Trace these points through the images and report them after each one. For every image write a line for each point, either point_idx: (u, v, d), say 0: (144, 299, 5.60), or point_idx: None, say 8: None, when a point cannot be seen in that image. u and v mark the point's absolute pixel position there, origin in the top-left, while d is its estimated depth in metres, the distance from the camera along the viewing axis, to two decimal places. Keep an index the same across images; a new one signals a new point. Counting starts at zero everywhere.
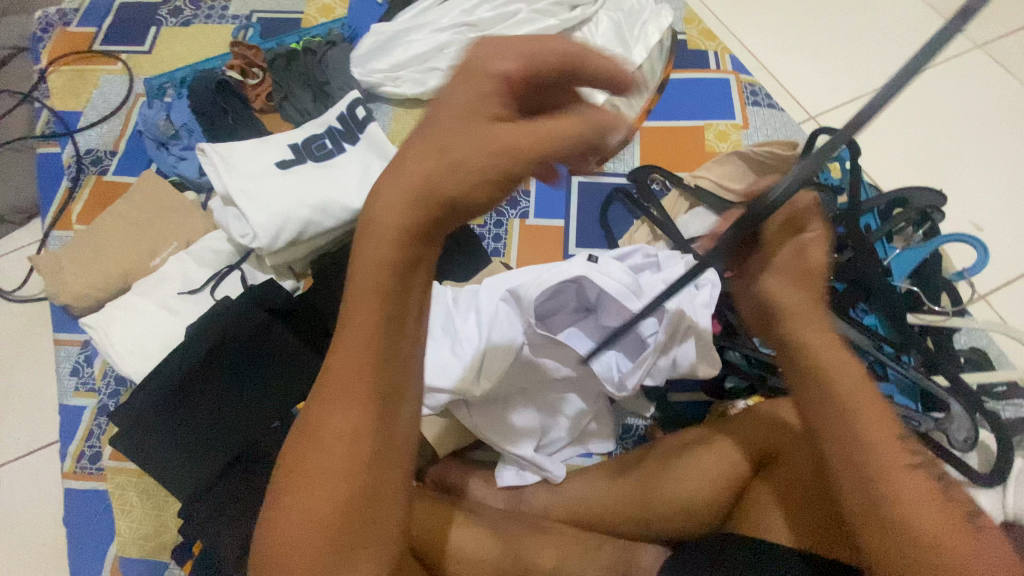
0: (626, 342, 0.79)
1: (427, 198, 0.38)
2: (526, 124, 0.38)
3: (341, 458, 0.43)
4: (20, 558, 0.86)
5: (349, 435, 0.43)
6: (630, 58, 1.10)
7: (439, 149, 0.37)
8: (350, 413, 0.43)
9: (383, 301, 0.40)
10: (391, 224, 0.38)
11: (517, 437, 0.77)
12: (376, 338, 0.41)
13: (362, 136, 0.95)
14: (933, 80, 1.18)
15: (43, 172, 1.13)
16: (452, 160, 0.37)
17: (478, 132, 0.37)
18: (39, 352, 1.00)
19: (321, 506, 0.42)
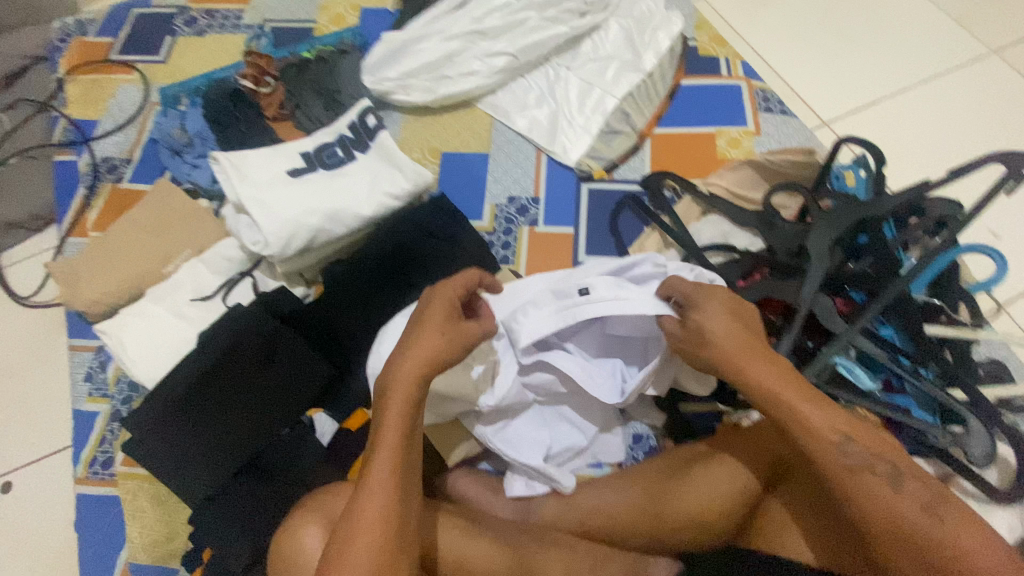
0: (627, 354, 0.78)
1: (434, 359, 0.60)
2: (441, 318, 0.62)
3: (383, 506, 0.54)
4: (34, 563, 0.87)
5: (386, 492, 0.55)
6: (641, 65, 1.10)
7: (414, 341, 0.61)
8: (391, 465, 0.56)
9: (411, 398, 0.59)
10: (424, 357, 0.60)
11: (523, 446, 0.77)
12: (410, 419, 0.59)
13: (372, 144, 0.96)
14: (948, 85, 1.17)
15: (59, 180, 1.15)
16: (430, 350, 0.60)
17: (433, 334, 0.61)
18: (55, 357, 1.01)
19: (373, 548, 0.52)
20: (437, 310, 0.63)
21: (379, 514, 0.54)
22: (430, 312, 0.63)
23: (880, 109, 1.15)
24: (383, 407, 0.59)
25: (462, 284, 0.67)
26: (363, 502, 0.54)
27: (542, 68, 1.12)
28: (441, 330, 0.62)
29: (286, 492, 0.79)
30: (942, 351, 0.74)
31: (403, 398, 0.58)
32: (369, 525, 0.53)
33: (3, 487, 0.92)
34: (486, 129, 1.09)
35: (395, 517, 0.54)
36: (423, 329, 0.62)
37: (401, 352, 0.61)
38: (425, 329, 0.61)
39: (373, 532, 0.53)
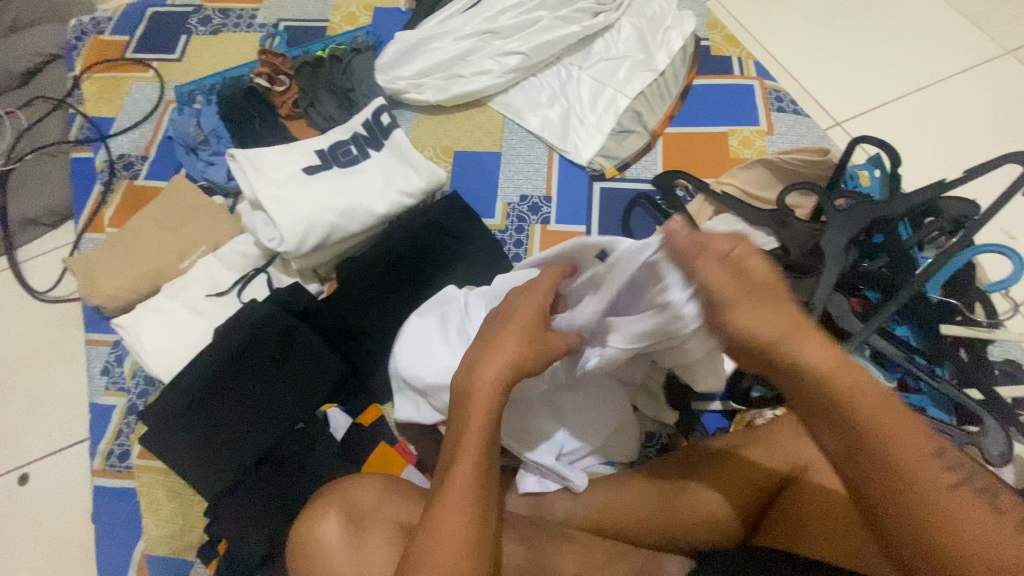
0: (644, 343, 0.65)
1: (519, 368, 0.57)
2: (524, 326, 0.59)
3: (467, 515, 0.52)
4: (51, 553, 0.88)
5: (467, 501, 0.53)
6: (653, 64, 1.10)
7: (495, 348, 0.58)
8: (473, 473, 0.55)
9: (489, 406, 0.56)
10: (508, 361, 0.57)
11: (539, 443, 0.77)
12: (490, 427, 0.56)
13: (386, 143, 0.96)
14: (962, 86, 1.16)
15: (77, 177, 1.16)
16: (513, 356, 0.57)
17: (516, 340, 0.58)
18: (71, 350, 1.03)
19: (458, 558, 0.50)
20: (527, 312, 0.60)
21: (464, 521, 0.52)
22: (511, 318, 0.60)
23: (894, 109, 1.15)
24: (464, 416, 0.57)
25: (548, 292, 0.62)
26: (443, 512, 0.52)
27: (554, 68, 1.12)
28: (522, 333, 0.58)
29: (300, 486, 0.80)
30: (956, 350, 0.74)
31: (485, 405, 0.56)
32: (452, 534, 0.51)
33: (21, 478, 0.94)
34: (499, 128, 1.09)
35: (476, 523, 0.53)
36: (505, 334, 0.58)
37: (481, 356, 0.58)
38: (503, 333, 0.59)
39: (458, 540, 0.51)
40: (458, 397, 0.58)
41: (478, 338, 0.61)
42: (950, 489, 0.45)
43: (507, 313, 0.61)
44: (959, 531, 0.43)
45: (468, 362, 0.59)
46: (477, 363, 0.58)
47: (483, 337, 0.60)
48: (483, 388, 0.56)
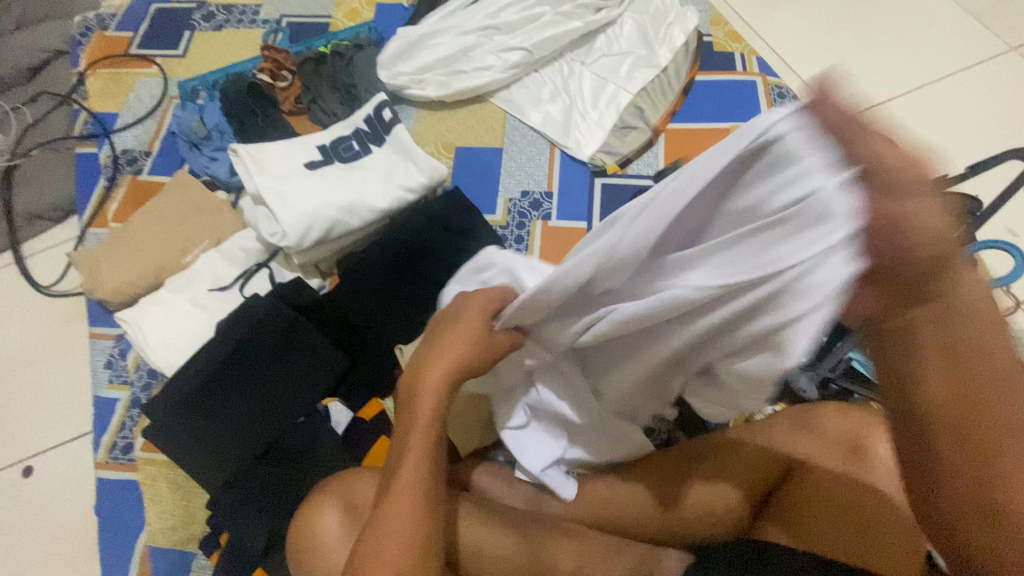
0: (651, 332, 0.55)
1: (461, 366, 0.56)
2: (466, 329, 0.57)
3: (413, 511, 0.53)
4: (56, 544, 0.89)
5: (414, 496, 0.54)
6: (655, 60, 1.10)
7: (439, 350, 0.57)
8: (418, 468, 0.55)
9: (434, 403, 0.57)
10: (452, 359, 0.56)
11: (529, 450, 0.72)
12: (434, 424, 0.57)
13: (388, 138, 0.96)
14: (967, 82, 1.15)
15: (81, 172, 1.17)
16: (455, 357, 0.56)
17: (459, 342, 0.57)
18: (75, 344, 1.04)
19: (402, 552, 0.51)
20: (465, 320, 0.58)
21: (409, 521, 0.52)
22: (457, 319, 0.59)
23: (897, 106, 1.14)
24: (411, 413, 0.58)
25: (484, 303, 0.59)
26: (389, 507, 0.53)
27: (556, 63, 1.12)
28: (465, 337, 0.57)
29: (301, 479, 0.80)
30: None
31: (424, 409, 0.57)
32: (398, 529, 0.52)
33: (26, 470, 0.95)
34: (500, 124, 1.09)
35: (421, 519, 0.53)
36: (449, 335, 0.58)
37: (429, 355, 0.58)
38: (446, 339, 0.57)
39: (401, 535, 0.52)
40: (406, 393, 0.59)
41: (427, 337, 0.61)
42: None
43: (453, 315, 0.60)
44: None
45: (418, 362, 0.59)
46: (422, 363, 0.59)
47: (430, 337, 0.60)
48: (427, 385, 0.57)
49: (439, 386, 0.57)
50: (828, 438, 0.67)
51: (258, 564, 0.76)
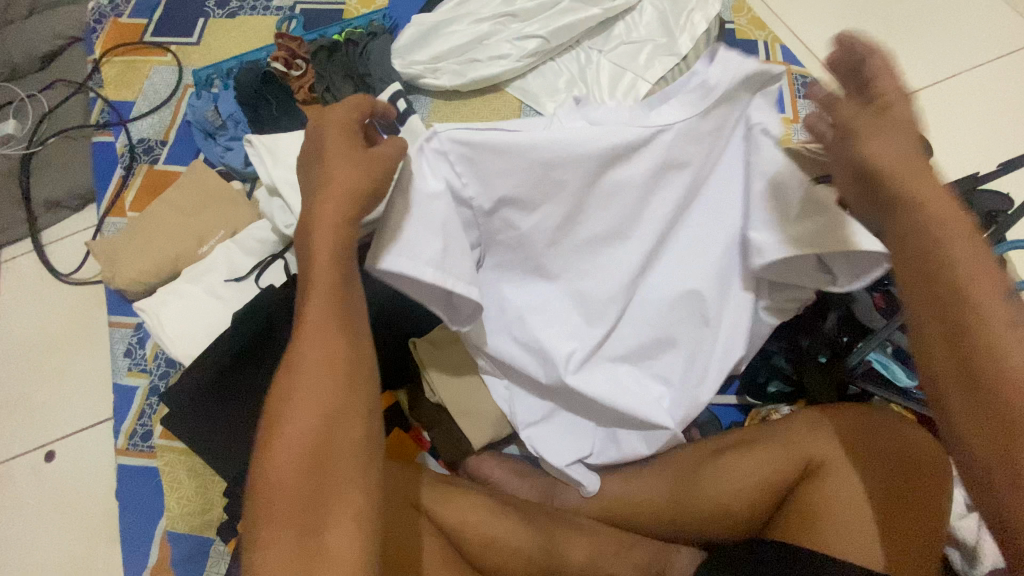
0: (589, 196, 0.66)
1: (349, 208, 0.54)
2: (367, 158, 0.56)
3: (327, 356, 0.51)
4: (79, 526, 0.91)
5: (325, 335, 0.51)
6: (675, 48, 1.07)
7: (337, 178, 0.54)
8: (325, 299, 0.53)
9: (340, 209, 0.54)
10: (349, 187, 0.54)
11: (560, 448, 0.75)
12: (337, 245, 0.54)
13: (402, 128, 0.95)
14: (1001, 71, 1.11)
15: (98, 160, 1.18)
16: (355, 188, 0.54)
17: (356, 167, 0.55)
18: (94, 333, 1.05)
19: (330, 392, 0.50)
20: (333, 153, 0.55)
21: (320, 412, 0.49)
22: (355, 151, 0.56)
23: (925, 97, 1.11)
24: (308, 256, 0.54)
25: (363, 129, 0.59)
26: (307, 350, 0.51)
27: (573, 52, 1.10)
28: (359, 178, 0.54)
29: None
30: None
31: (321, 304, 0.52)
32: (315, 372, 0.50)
33: (48, 455, 0.97)
34: (515, 113, 1.07)
35: (341, 361, 0.51)
36: (343, 155, 0.55)
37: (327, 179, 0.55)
38: (340, 167, 0.55)
39: (323, 380, 0.50)
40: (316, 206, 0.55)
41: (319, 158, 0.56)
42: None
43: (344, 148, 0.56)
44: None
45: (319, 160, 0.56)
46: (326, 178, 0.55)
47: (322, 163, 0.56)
48: (340, 183, 0.54)
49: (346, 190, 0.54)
50: (840, 433, 0.66)
51: None
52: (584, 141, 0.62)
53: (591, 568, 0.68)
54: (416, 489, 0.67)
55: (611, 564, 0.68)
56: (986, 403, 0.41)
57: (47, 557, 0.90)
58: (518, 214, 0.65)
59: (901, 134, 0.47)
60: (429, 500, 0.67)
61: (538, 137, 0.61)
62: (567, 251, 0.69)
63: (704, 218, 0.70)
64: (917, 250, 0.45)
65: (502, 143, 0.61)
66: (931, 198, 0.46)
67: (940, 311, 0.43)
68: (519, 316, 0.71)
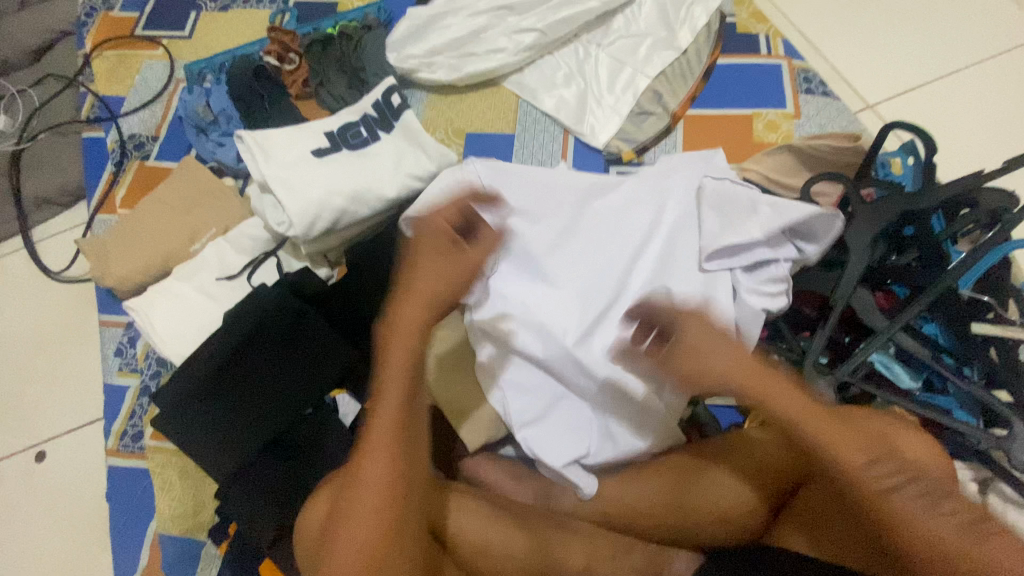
0: (587, 219, 0.79)
1: (436, 298, 0.58)
2: (455, 263, 0.59)
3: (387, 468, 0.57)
4: (69, 528, 0.90)
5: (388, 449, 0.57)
6: (675, 42, 1.05)
7: (419, 278, 0.58)
8: (394, 407, 0.57)
9: (418, 316, 0.58)
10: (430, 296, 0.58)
11: (562, 441, 0.74)
12: (409, 349, 0.58)
13: (397, 124, 0.94)
14: (1006, 67, 1.09)
15: (88, 156, 1.16)
16: (432, 296, 0.58)
17: (433, 275, 0.58)
18: (85, 332, 1.04)
19: (385, 505, 0.56)
20: (424, 246, 0.59)
21: (370, 513, 0.56)
22: (450, 256, 0.59)
23: (928, 93, 1.09)
24: (384, 357, 0.58)
25: (450, 215, 0.62)
26: (370, 460, 0.56)
27: (571, 45, 1.08)
28: (441, 275, 0.58)
29: (311, 470, 0.80)
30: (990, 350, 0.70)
31: (393, 403, 0.58)
32: (374, 485, 0.56)
33: (38, 456, 0.96)
34: (512, 108, 1.06)
35: (400, 471, 0.57)
36: (432, 264, 0.59)
37: (414, 275, 0.58)
38: (423, 268, 0.58)
39: (380, 491, 0.56)
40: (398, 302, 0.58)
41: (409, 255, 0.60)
42: (888, 490, 0.57)
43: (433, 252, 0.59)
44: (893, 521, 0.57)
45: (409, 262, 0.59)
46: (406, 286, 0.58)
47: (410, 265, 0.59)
48: (418, 294, 0.58)
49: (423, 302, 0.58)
50: None
51: (266, 554, 0.78)
52: (582, 184, 0.82)
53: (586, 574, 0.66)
54: None
55: (607, 569, 0.67)
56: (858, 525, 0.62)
57: (37, 559, 0.89)
58: (524, 229, 0.79)
59: (715, 345, 0.60)
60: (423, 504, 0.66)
61: (547, 175, 0.82)
62: (564, 255, 0.78)
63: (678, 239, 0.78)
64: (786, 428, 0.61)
65: (519, 173, 0.83)
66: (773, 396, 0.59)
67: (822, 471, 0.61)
68: (519, 298, 0.76)
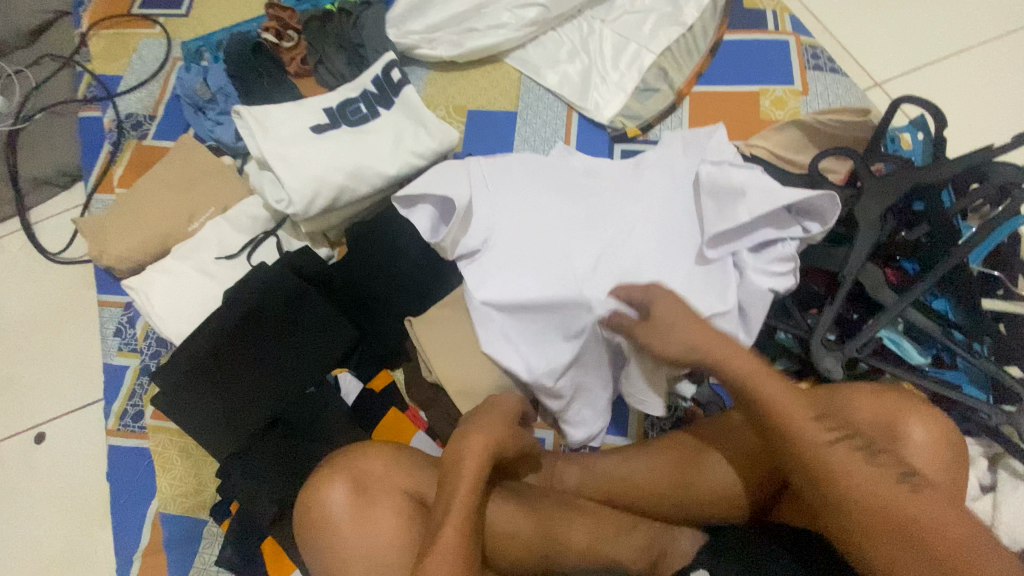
0: (583, 204, 0.78)
1: (489, 454, 0.60)
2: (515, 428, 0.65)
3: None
4: (71, 507, 0.90)
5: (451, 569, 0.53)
6: (681, 18, 1.03)
7: (484, 425, 0.63)
8: (458, 538, 0.55)
9: (481, 449, 0.60)
10: (495, 435, 0.62)
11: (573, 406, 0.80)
12: (474, 484, 0.58)
13: (397, 100, 0.92)
14: (1018, 44, 1.07)
15: (85, 136, 1.14)
16: (500, 443, 0.62)
17: (496, 426, 0.63)
18: (83, 313, 1.03)
19: None
20: (488, 413, 0.65)
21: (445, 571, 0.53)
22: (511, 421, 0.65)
23: (937, 70, 1.07)
24: (447, 489, 0.58)
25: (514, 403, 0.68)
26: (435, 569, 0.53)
27: (575, 21, 1.05)
28: (506, 426, 0.64)
29: (309, 450, 0.79)
30: (998, 325, 0.69)
31: (466, 487, 0.58)
32: None
33: (39, 437, 0.95)
34: (515, 85, 1.04)
35: None
36: (493, 416, 0.64)
37: (468, 428, 0.63)
38: (485, 421, 0.63)
39: None
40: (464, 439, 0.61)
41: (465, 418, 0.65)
42: (853, 460, 0.55)
43: (495, 411, 0.66)
44: (850, 496, 0.54)
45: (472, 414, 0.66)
46: (464, 431, 0.63)
47: (472, 417, 0.65)
48: (480, 432, 0.62)
49: (492, 441, 0.61)
50: (859, 417, 0.62)
51: (269, 532, 0.78)
52: (579, 174, 0.81)
53: (590, 552, 0.66)
54: (412, 475, 0.64)
55: (611, 547, 0.66)
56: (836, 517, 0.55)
57: (40, 538, 0.89)
58: (516, 214, 0.77)
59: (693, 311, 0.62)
60: (427, 489, 0.64)
61: (544, 164, 0.82)
62: (555, 235, 0.76)
63: (671, 227, 0.76)
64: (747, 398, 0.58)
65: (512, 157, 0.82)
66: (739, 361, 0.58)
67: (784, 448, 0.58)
68: (511, 280, 0.76)
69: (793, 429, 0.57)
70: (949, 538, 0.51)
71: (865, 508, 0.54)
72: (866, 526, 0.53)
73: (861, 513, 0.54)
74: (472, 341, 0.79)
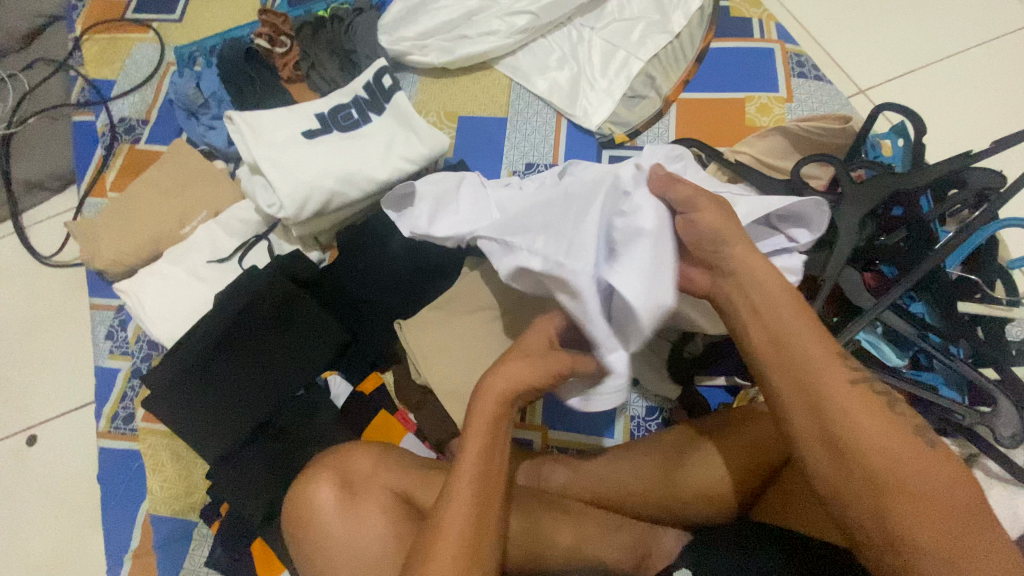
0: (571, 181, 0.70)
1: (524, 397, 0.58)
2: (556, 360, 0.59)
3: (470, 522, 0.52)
4: (62, 510, 0.90)
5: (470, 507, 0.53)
6: (668, 26, 1.04)
7: (524, 361, 0.58)
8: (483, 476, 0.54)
9: (520, 382, 0.57)
10: (534, 371, 0.57)
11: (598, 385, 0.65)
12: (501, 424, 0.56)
13: (388, 106, 0.93)
14: (998, 52, 1.09)
15: (78, 140, 1.15)
16: (536, 384, 0.57)
17: (538, 361, 0.58)
18: (75, 315, 1.03)
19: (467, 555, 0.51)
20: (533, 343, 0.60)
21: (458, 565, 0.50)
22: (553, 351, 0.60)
23: (920, 78, 1.09)
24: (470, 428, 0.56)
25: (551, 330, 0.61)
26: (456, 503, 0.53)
27: (564, 29, 1.07)
28: (546, 361, 0.58)
29: (299, 452, 0.80)
30: (975, 329, 0.70)
31: (473, 464, 0.54)
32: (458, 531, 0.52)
33: (30, 440, 0.95)
34: (505, 91, 1.05)
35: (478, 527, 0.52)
36: (535, 347, 0.59)
37: (503, 366, 0.58)
38: (523, 354, 0.59)
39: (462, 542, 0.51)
40: (505, 372, 0.57)
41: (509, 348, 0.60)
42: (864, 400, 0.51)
43: (540, 339, 0.60)
44: (858, 433, 0.50)
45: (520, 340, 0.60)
46: (502, 364, 0.58)
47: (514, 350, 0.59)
48: (517, 371, 0.57)
49: (529, 379, 0.57)
50: None
51: (257, 534, 0.78)
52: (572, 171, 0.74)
53: (576, 551, 0.67)
54: (401, 475, 0.66)
55: (597, 547, 0.67)
56: (831, 451, 0.50)
57: (30, 541, 0.89)
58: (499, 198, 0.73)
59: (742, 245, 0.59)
60: (415, 489, 0.65)
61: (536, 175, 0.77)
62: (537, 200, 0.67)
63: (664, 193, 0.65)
64: (767, 323, 0.55)
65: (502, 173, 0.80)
66: (764, 283, 0.57)
67: (792, 374, 0.53)
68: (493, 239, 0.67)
69: (805, 356, 0.53)
70: (946, 497, 0.47)
71: (869, 447, 0.49)
72: (862, 465, 0.49)
73: (863, 453, 0.49)
74: (461, 347, 0.80)
